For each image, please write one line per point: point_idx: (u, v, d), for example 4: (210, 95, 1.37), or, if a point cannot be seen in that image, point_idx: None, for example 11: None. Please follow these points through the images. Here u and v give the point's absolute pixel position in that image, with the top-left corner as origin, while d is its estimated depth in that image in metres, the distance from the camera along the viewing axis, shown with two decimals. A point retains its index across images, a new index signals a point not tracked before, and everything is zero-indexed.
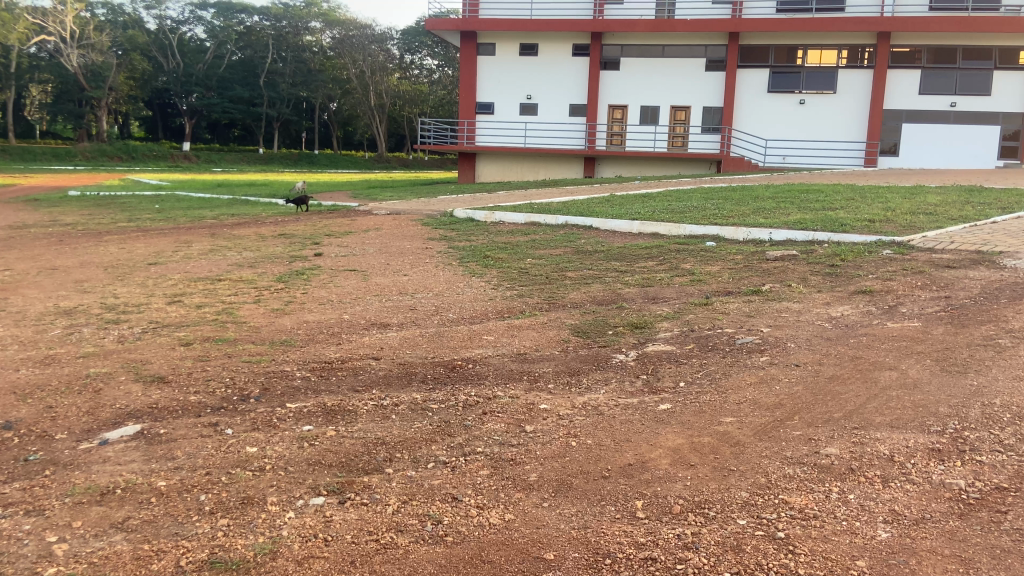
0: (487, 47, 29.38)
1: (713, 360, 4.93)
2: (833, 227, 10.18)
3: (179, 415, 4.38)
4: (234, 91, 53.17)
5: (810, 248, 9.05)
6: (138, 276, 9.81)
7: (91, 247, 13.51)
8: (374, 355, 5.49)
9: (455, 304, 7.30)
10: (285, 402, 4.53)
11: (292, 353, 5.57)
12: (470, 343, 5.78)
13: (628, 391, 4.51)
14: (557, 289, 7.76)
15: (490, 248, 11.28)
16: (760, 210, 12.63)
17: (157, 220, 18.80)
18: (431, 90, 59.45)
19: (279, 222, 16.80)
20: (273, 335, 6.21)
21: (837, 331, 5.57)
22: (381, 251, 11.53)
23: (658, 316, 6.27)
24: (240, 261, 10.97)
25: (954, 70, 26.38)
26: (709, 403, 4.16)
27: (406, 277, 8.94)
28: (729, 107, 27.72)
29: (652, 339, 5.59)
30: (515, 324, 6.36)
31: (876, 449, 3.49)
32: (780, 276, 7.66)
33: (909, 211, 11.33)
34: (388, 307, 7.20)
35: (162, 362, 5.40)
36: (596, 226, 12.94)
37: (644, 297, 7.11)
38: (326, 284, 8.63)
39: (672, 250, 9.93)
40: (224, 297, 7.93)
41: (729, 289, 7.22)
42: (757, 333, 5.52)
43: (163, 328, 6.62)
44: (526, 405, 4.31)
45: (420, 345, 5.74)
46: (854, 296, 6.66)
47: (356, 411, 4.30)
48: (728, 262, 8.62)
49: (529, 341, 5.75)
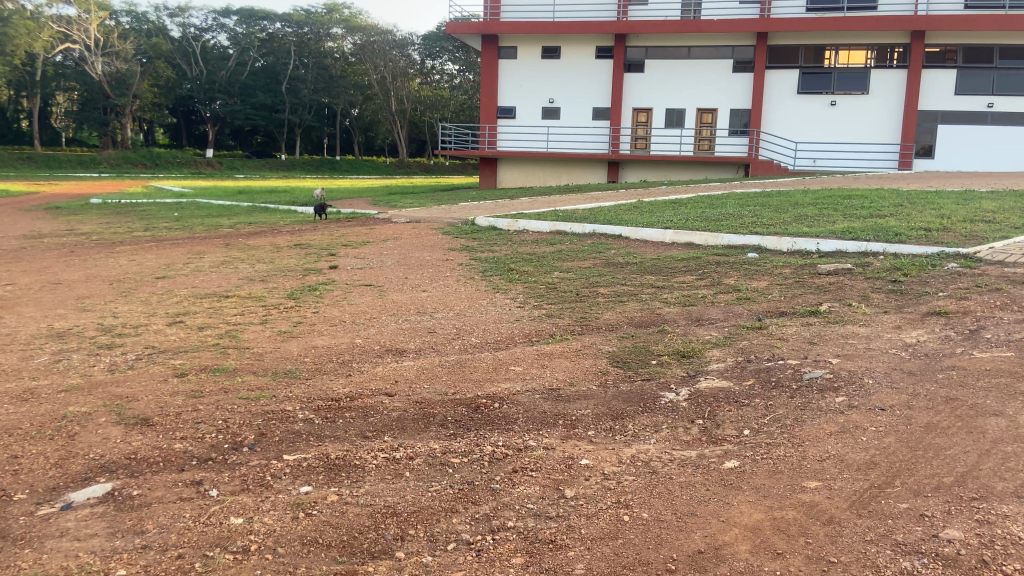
0: (508, 50, 28.79)
1: (783, 402, 4.23)
2: (886, 237, 9.42)
3: (157, 470, 3.76)
4: (256, 98, 53.22)
5: (864, 260, 8.31)
6: (142, 292, 9.27)
7: (103, 258, 13.09)
8: (388, 390, 4.85)
9: (479, 326, 6.64)
10: (280, 453, 3.88)
11: (297, 388, 4.94)
12: (498, 375, 5.11)
13: (685, 442, 3.83)
14: (590, 308, 7.09)
15: (514, 260, 10.60)
16: (801, 218, 11.89)
17: (173, 229, 18.39)
18: (452, 95, 59.10)
19: (297, 231, 16.26)
20: (276, 365, 5.58)
21: (917, 364, 4.85)
22: (400, 263, 10.95)
23: (708, 343, 5.56)
24: (251, 274, 10.41)
25: (991, 69, 25.45)
26: (785, 461, 3.48)
27: (426, 294, 8.30)
28: (758, 109, 26.84)
29: (704, 372, 4.90)
30: (548, 351, 5.68)
31: (1010, 531, 2.79)
32: (837, 293, 6.95)
33: (964, 219, 10.55)
34: (404, 330, 6.56)
35: (149, 400, 4.79)
36: (625, 234, 12.25)
37: (688, 318, 6.41)
38: (341, 301, 8.02)
39: (711, 262, 9.23)
40: (229, 317, 7.34)
41: (783, 309, 6.52)
42: (826, 365, 4.80)
43: (161, 354, 6.02)
44: (564, 458, 3.65)
45: (440, 379, 5.08)
46: (926, 319, 5.95)
47: (362, 465, 3.65)
48: (776, 278, 7.88)
49: (563, 374, 5.06)
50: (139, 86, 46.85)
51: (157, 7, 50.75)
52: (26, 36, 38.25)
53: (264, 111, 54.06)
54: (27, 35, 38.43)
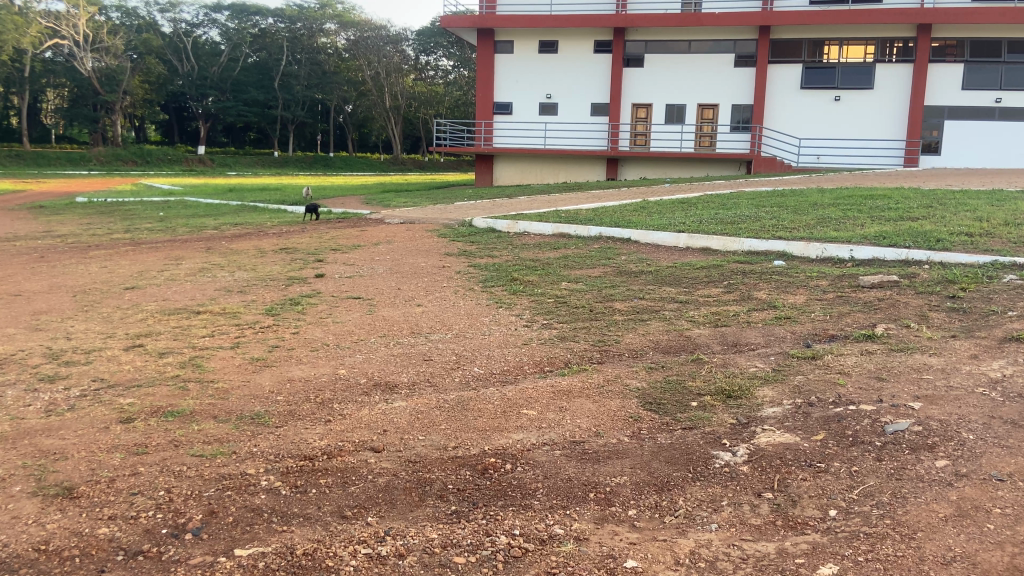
0: (505, 45, 27.87)
1: (867, 468, 3.37)
2: (928, 243, 8.54)
3: (70, 571, 2.89)
4: (248, 94, 52.14)
5: (908, 271, 7.46)
6: (106, 306, 8.36)
7: (75, 264, 12.17)
8: (375, 444, 3.97)
9: (480, 352, 5.74)
10: (231, 545, 3.00)
11: (264, 440, 4.06)
12: (508, 420, 4.23)
13: (756, 528, 2.97)
14: (608, 329, 6.21)
15: (518, 268, 9.68)
16: (825, 220, 11.03)
17: (156, 231, 17.46)
18: (447, 91, 58.39)
19: (285, 234, 15.33)
20: (242, 406, 4.67)
21: (1018, 411, 3.95)
22: (392, 271, 10.05)
23: (756, 379, 4.66)
24: (230, 284, 9.55)
25: (999, 64, 24.67)
26: (898, 567, 2.64)
27: (420, 310, 7.40)
28: (761, 105, 25.98)
29: (759, 421, 4.02)
30: (564, 387, 4.79)
31: None
32: (890, 312, 6.09)
33: (1003, 222, 9.72)
34: (394, 357, 5.65)
35: (79, 460, 3.88)
36: (635, 238, 11.37)
37: (724, 344, 5.55)
38: (324, 319, 7.14)
39: (735, 271, 8.38)
40: (195, 340, 6.44)
41: (832, 332, 5.66)
42: (910, 413, 3.93)
43: (108, 390, 5.11)
44: (602, 558, 2.79)
45: (437, 427, 4.18)
46: (1004, 346, 5.06)
47: (337, 568, 2.79)
48: (814, 291, 7.02)
49: (586, 421, 4.19)
50: (129, 82, 45.75)
51: (147, 2, 49.45)
52: (14, 31, 37.27)
53: (256, 107, 52.98)
54: (14, 31, 37.38)
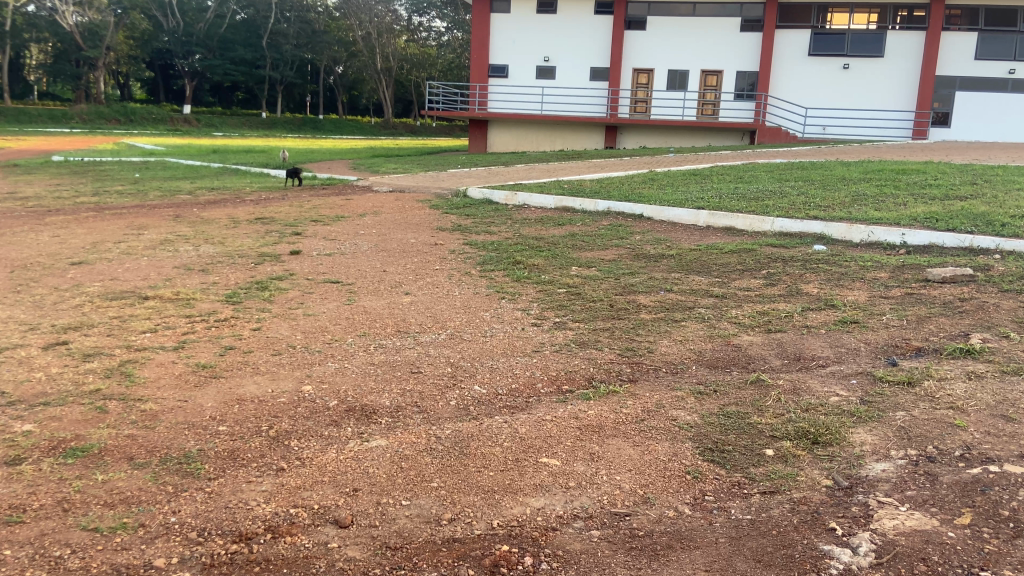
0: (501, 3, 26.36)
1: None
2: (992, 228, 7.48)
3: None
4: (235, 52, 49.90)
5: (980, 262, 6.40)
6: (42, 286, 7.17)
7: (26, 232, 10.94)
8: (341, 513, 2.86)
9: (481, 363, 4.61)
10: None
11: (188, 503, 2.95)
12: (524, 475, 3.12)
13: None
14: (635, 333, 5.10)
15: (519, 248, 8.52)
16: (860, 198, 9.90)
17: (125, 194, 16.16)
18: (439, 53, 56.56)
19: (263, 201, 14.07)
20: (170, 442, 3.55)
21: None
22: (378, 248, 8.91)
23: (844, 417, 3.56)
24: (191, 260, 8.39)
25: (1015, 34, 23.44)
26: None
27: (408, 299, 6.28)
28: (767, 71, 24.67)
29: (866, 484, 2.95)
30: (592, 420, 3.68)
31: None
32: (982, 317, 5.00)
33: None
34: (369, 369, 4.52)
35: None
36: (648, 215, 10.21)
37: (785, 357, 4.47)
38: (294, 311, 5.98)
39: (772, 257, 7.30)
40: (131, 337, 5.30)
41: (919, 345, 4.56)
42: None
43: (6, 410, 3.97)
44: None
45: (426, 484, 3.08)
46: None
47: None
48: (875, 285, 5.95)
49: (629, 479, 3.08)
50: (113, 38, 43.70)
51: None
52: None
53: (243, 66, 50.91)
54: None
